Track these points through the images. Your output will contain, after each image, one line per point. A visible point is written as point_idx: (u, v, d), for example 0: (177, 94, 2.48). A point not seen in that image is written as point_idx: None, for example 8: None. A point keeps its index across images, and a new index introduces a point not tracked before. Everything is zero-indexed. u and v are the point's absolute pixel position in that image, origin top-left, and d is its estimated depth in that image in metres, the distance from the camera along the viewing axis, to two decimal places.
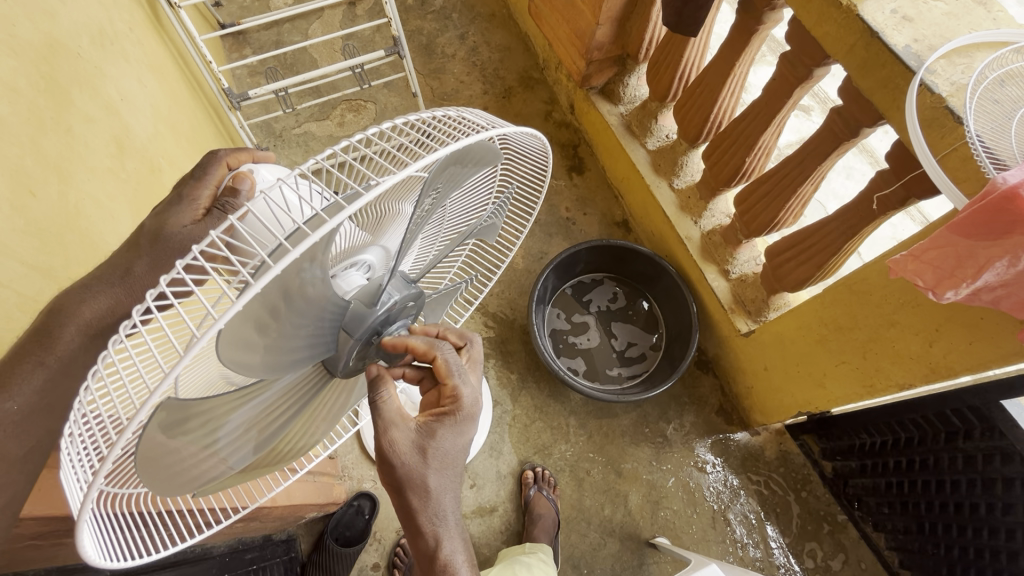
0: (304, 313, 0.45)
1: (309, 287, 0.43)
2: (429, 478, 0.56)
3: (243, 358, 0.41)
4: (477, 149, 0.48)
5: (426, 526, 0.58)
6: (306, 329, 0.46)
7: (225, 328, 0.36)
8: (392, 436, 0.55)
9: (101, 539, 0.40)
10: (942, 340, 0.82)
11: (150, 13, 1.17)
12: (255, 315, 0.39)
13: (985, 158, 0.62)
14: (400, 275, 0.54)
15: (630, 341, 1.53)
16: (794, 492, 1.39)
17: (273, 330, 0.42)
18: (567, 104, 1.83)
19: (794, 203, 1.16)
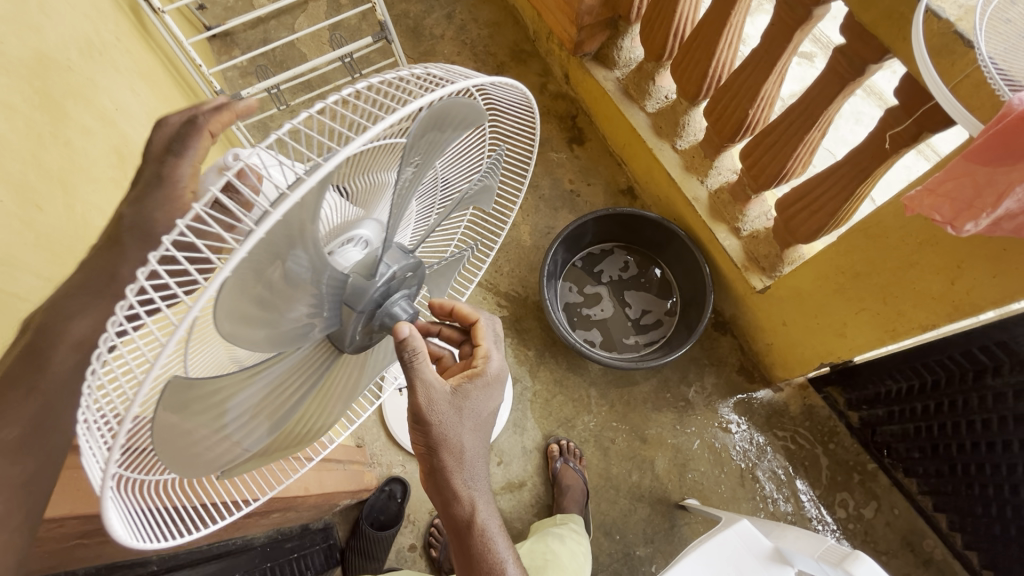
0: (307, 287, 0.45)
1: (307, 260, 0.43)
2: (464, 440, 0.58)
3: (245, 334, 0.41)
4: (453, 105, 0.47)
5: (461, 490, 0.60)
6: (309, 307, 0.46)
7: (219, 303, 0.36)
8: (429, 395, 0.55)
9: (124, 517, 0.42)
10: (965, 277, 0.80)
11: (135, 21, 1.17)
12: (253, 289, 0.39)
13: (999, 83, 0.59)
14: (398, 247, 0.54)
15: (645, 308, 1.52)
16: (822, 445, 1.39)
17: (274, 306, 0.42)
18: (562, 75, 1.79)
19: (801, 151, 1.13)
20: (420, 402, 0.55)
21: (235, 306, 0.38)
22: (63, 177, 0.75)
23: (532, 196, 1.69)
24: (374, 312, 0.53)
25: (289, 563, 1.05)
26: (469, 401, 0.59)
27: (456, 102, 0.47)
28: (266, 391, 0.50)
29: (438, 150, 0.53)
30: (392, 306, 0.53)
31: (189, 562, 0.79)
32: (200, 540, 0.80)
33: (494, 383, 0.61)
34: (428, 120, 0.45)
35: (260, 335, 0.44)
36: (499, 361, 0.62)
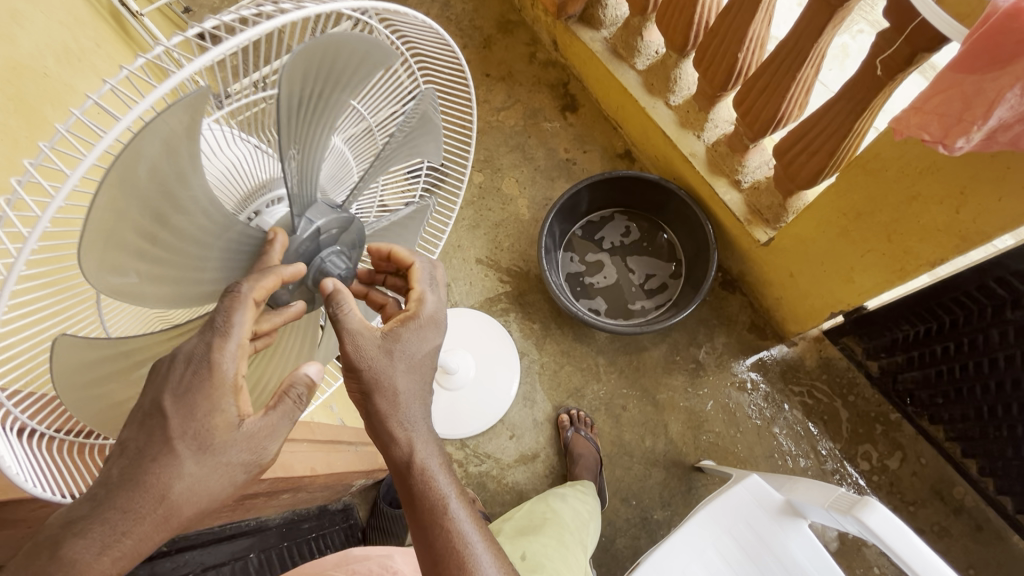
0: (203, 240, 0.50)
1: (197, 214, 0.47)
2: (397, 381, 0.57)
3: (140, 279, 0.47)
4: (339, 42, 0.51)
5: (398, 432, 0.57)
6: (211, 251, 0.51)
7: (96, 248, 0.41)
8: (357, 341, 0.56)
9: (29, 470, 0.47)
10: (970, 203, 0.75)
11: (116, 27, 1.18)
12: (135, 236, 0.44)
13: None
14: (325, 202, 0.60)
15: (649, 273, 1.49)
16: (841, 397, 1.35)
17: (161, 245, 0.47)
18: (550, 41, 1.75)
19: (795, 91, 1.08)
20: (347, 346, 0.56)
21: (111, 238, 0.42)
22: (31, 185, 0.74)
23: (528, 168, 1.66)
24: (306, 266, 0.60)
25: (307, 542, 1.09)
26: (398, 346, 0.58)
27: (341, 37, 0.50)
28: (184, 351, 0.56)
29: (338, 93, 0.57)
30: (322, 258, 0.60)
31: (200, 543, 0.84)
32: (209, 522, 0.83)
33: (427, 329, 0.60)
34: (313, 57, 0.49)
35: (162, 278, 0.49)
36: (435, 302, 0.62)
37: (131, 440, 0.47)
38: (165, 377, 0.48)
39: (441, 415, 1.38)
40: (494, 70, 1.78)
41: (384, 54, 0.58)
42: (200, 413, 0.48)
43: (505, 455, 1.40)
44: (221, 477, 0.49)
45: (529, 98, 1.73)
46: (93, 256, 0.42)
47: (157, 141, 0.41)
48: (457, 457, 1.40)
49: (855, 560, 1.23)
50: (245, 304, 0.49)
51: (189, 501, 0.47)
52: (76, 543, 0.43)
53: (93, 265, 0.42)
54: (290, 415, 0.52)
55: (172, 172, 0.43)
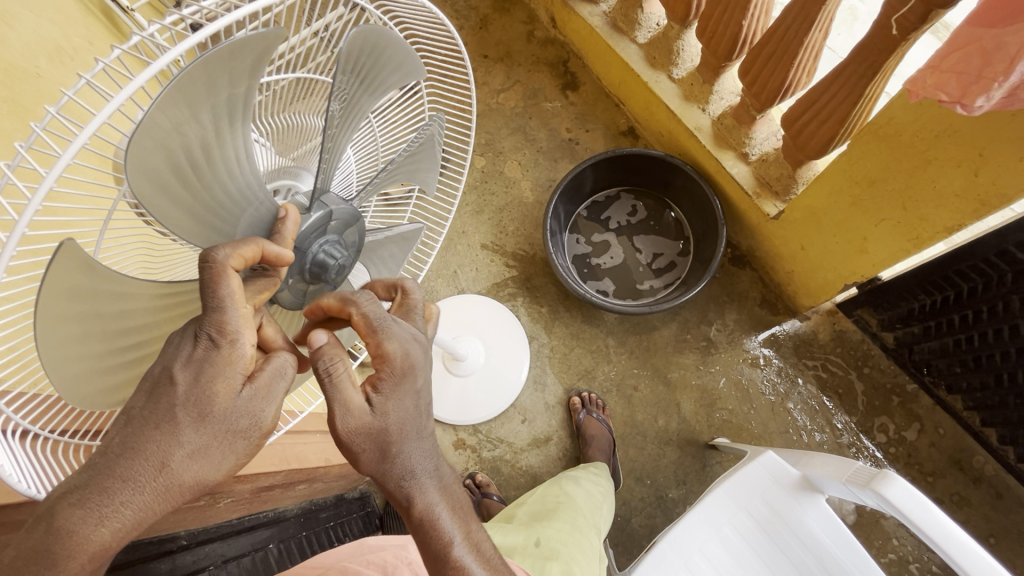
0: (231, 182, 0.50)
1: (228, 153, 0.48)
2: (387, 440, 0.51)
3: (170, 214, 0.47)
4: (382, 37, 0.54)
5: (396, 490, 0.52)
6: (243, 197, 0.52)
7: (136, 172, 0.41)
8: (337, 412, 0.50)
9: (18, 469, 0.48)
10: (989, 165, 0.73)
11: (106, 23, 1.15)
12: (172, 166, 0.44)
13: None
14: (335, 195, 0.61)
15: (657, 252, 1.46)
16: (856, 369, 1.33)
17: (195, 183, 0.47)
18: (548, 19, 1.71)
19: (803, 57, 1.04)
20: (336, 425, 0.50)
21: (155, 166, 0.43)
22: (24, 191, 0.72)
23: (530, 150, 1.64)
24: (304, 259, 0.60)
25: (326, 531, 1.10)
26: (374, 416, 0.51)
27: (385, 33, 0.54)
28: (174, 318, 0.55)
29: (368, 92, 0.59)
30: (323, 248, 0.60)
31: (219, 535, 0.85)
32: (226, 515, 0.85)
33: (404, 384, 0.53)
34: (354, 49, 0.52)
35: (189, 218, 0.49)
36: (400, 347, 0.54)
37: (135, 408, 0.46)
38: (175, 350, 0.48)
39: (452, 402, 1.38)
40: (491, 50, 1.75)
41: (412, 60, 0.62)
42: (203, 380, 0.47)
43: (517, 439, 1.41)
44: (221, 448, 0.48)
45: (529, 78, 1.71)
46: (137, 177, 0.42)
47: (220, 70, 0.42)
48: (470, 442, 1.41)
49: (873, 532, 1.23)
50: (226, 272, 0.48)
51: (189, 471, 0.46)
52: (72, 513, 0.42)
53: (135, 184, 0.42)
54: (281, 375, 0.51)
55: (218, 107, 0.45)
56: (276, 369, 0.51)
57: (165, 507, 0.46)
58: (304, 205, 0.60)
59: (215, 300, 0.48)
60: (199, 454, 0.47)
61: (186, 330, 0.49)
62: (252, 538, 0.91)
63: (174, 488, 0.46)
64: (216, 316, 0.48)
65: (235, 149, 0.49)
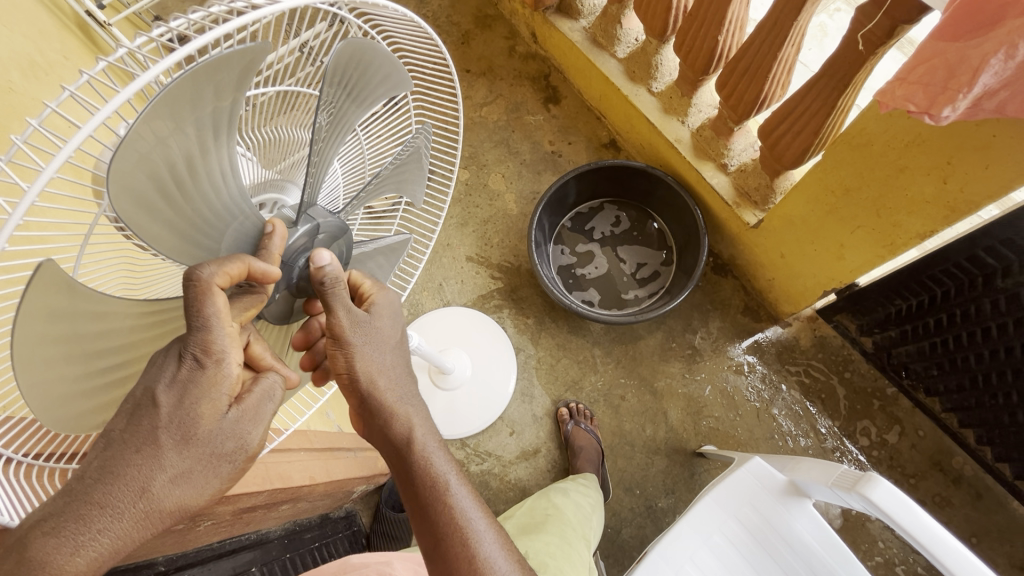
0: (216, 199, 0.50)
1: (212, 170, 0.48)
2: (375, 365, 0.59)
3: (151, 232, 0.46)
4: (368, 50, 0.54)
5: (386, 412, 0.59)
6: (228, 210, 0.51)
7: (119, 191, 0.41)
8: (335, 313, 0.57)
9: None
10: (957, 173, 0.75)
11: (82, 37, 1.14)
12: (156, 184, 0.44)
13: None
14: (322, 208, 0.60)
15: (641, 262, 1.48)
16: (837, 374, 1.36)
17: (179, 199, 0.47)
18: (529, 34, 1.74)
19: (778, 72, 1.08)
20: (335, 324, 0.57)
21: (138, 184, 0.42)
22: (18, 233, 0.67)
23: (513, 162, 1.65)
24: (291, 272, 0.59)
25: (311, 552, 1.07)
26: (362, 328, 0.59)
27: (372, 46, 0.54)
28: (154, 336, 0.53)
29: (354, 104, 0.59)
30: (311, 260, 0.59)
31: (199, 561, 0.82)
32: (206, 539, 0.82)
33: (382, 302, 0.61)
34: (340, 65, 0.52)
35: (172, 233, 0.48)
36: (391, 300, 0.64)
37: (115, 431, 0.45)
38: (159, 370, 0.46)
39: (439, 416, 1.37)
40: (473, 64, 1.78)
41: (399, 73, 0.61)
42: (187, 402, 0.47)
43: (506, 452, 1.39)
44: (204, 472, 0.47)
45: (511, 92, 1.73)
46: (120, 192, 0.41)
47: (205, 84, 0.42)
48: (458, 457, 1.39)
49: (859, 536, 1.24)
50: (212, 290, 0.47)
51: (171, 496, 0.45)
52: (46, 543, 0.40)
53: (117, 199, 0.41)
54: (269, 396, 0.52)
55: (204, 123, 0.44)
56: (264, 392, 0.51)
57: (144, 534, 0.45)
58: (290, 219, 0.60)
59: (201, 320, 0.47)
60: (181, 479, 0.46)
61: (172, 349, 0.48)
62: (233, 562, 0.88)
63: (154, 514, 0.45)
64: (201, 335, 0.47)
65: (221, 162, 0.48)
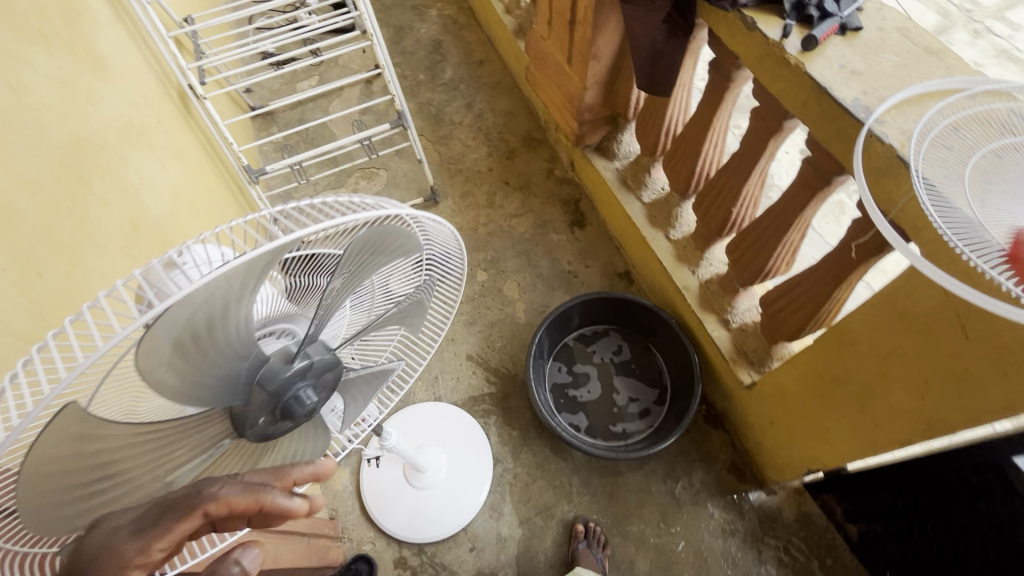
0: (222, 351, 0.47)
1: (231, 326, 0.46)
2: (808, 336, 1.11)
3: (159, 380, 0.44)
4: (392, 236, 0.56)
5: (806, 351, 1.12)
6: (231, 363, 0.49)
7: (151, 341, 0.39)
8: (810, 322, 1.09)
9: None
10: (933, 394, 0.77)
11: (178, 105, 1.41)
12: (181, 332, 0.42)
13: (927, 202, 0.63)
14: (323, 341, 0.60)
15: (632, 396, 1.49)
16: (817, 558, 1.29)
17: (195, 353, 0.45)
18: (567, 162, 1.91)
19: (782, 251, 1.15)
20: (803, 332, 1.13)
21: (165, 346, 0.41)
22: (82, 288, 0.81)
23: (529, 274, 1.74)
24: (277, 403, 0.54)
25: None
26: None
27: (396, 235, 0.56)
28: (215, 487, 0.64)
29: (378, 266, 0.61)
30: (299, 390, 0.55)
31: None
32: None
33: None
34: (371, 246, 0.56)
35: (184, 369, 0.45)
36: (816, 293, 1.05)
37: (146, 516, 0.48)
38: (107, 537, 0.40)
39: (402, 514, 1.35)
40: (512, 178, 1.95)
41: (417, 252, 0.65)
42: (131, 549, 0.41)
43: (461, 569, 1.32)
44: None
45: (541, 209, 1.86)
46: (143, 360, 0.40)
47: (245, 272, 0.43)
48: (411, 562, 1.33)
49: None
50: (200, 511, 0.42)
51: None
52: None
53: (140, 363, 0.40)
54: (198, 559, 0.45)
55: (239, 291, 0.44)
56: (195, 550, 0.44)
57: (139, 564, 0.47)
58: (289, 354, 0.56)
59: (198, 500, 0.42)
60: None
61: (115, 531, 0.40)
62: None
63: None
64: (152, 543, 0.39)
65: (233, 328, 0.47)
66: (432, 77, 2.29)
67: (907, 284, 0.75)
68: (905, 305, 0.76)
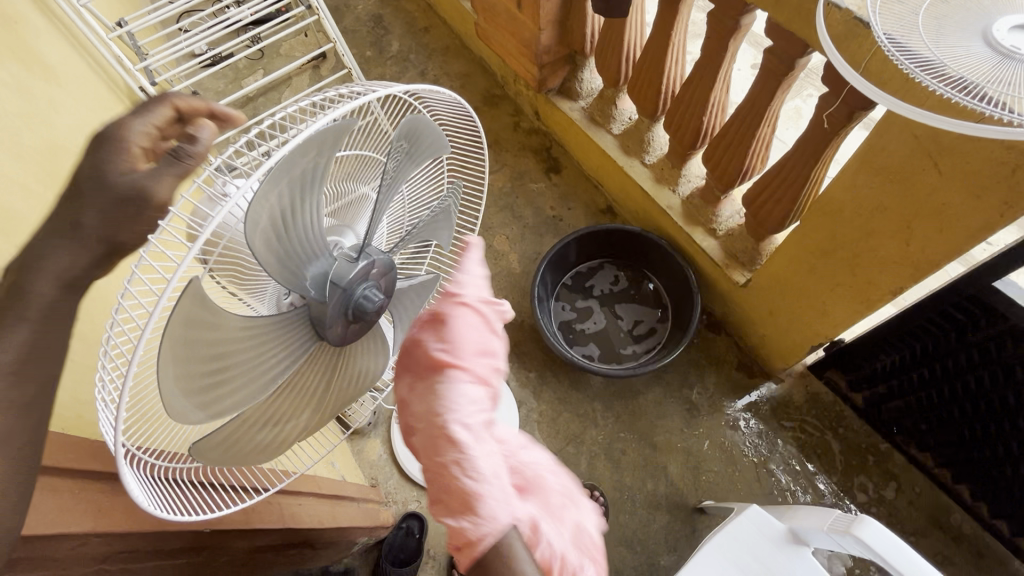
0: (301, 234, 0.58)
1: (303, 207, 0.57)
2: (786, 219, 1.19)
3: (261, 252, 0.54)
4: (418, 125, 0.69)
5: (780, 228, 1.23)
6: (308, 247, 0.59)
7: (255, 205, 0.50)
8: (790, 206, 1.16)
9: (139, 487, 0.54)
10: (917, 236, 0.85)
11: (134, 110, 1.37)
12: (273, 205, 0.52)
13: (899, 59, 0.58)
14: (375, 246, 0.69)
15: (637, 320, 1.55)
16: (831, 430, 1.39)
17: (283, 230, 0.55)
18: (532, 112, 1.93)
19: (756, 147, 1.21)
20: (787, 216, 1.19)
21: (262, 214, 0.52)
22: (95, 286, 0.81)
23: (516, 225, 1.77)
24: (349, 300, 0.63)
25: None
26: None
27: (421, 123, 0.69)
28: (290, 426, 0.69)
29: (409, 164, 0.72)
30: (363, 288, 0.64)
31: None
32: (225, 564, 0.84)
33: None
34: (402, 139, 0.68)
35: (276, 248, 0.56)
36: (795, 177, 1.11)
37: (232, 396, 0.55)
38: None
39: None
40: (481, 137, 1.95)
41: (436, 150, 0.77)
42: None
43: None
44: None
45: (515, 162, 1.88)
46: (255, 205, 0.50)
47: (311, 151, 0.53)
48: None
49: None
50: None
51: None
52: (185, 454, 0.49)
53: (253, 209, 0.50)
54: None
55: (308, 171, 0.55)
56: None
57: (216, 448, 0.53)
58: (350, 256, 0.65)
59: None
60: None
61: None
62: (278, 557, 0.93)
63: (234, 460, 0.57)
64: None
65: (308, 210, 0.57)
66: (380, 52, 2.25)
67: (881, 138, 0.81)
68: (881, 159, 0.83)
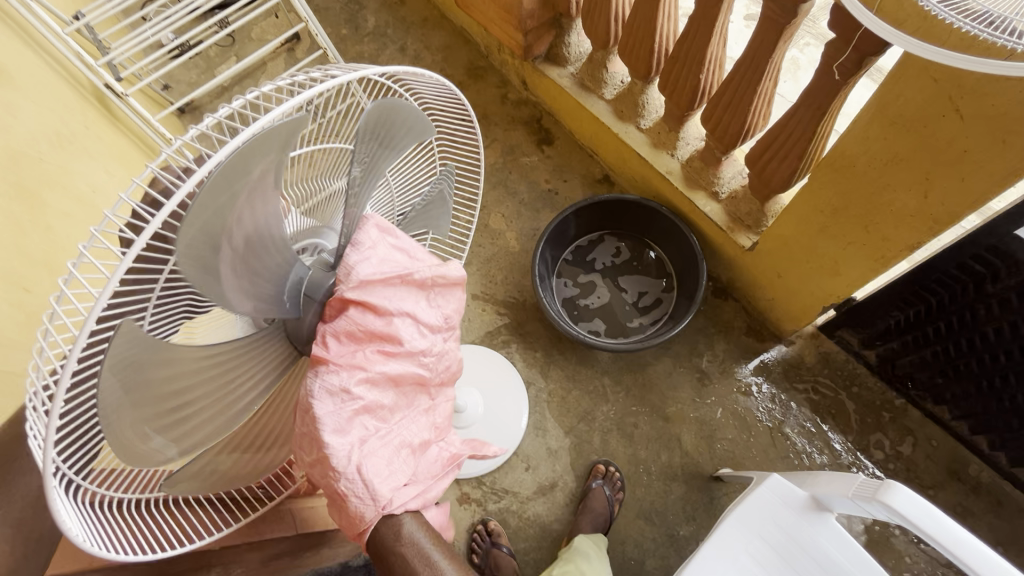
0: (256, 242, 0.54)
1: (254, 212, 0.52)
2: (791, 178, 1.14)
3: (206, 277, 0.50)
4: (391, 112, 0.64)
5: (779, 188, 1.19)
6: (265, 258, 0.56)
7: (187, 232, 0.45)
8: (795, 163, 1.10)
9: (82, 520, 0.52)
10: (936, 187, 0.80)
11: (101, 109, 1.30)
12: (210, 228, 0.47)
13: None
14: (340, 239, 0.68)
15: (641, 291, 1.52)
16: (845, 390, 1.37)
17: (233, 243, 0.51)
18: (519, 81, 1.85)
19: (758, 103, 1.15)
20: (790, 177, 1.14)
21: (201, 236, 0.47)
22: None
23: (511, 202, 1.71)
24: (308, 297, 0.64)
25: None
26: None
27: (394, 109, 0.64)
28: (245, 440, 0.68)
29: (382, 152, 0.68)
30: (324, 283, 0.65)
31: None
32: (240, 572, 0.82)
33: None
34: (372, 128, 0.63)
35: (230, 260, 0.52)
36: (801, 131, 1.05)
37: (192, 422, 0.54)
38: None
39: None
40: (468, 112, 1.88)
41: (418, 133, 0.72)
42: None
43: (523, 488, 1.38)
44: None
45: (506, 136, 1.81)
46: (185, 251, 0.46)
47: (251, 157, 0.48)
48: (475, 496, 1.38)
49: (886, 551, 1.26)
50: None
51: None
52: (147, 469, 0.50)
53: (183, 258, 0.46)
54: None
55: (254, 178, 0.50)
56: None
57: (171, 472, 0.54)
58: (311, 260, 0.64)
59: None
60: None
61: None
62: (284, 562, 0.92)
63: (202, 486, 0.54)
64: None
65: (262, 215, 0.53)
66: (356, 28, 2.14)
67: (897, 84, 0.76)
68: (896, 109, 0.78)
